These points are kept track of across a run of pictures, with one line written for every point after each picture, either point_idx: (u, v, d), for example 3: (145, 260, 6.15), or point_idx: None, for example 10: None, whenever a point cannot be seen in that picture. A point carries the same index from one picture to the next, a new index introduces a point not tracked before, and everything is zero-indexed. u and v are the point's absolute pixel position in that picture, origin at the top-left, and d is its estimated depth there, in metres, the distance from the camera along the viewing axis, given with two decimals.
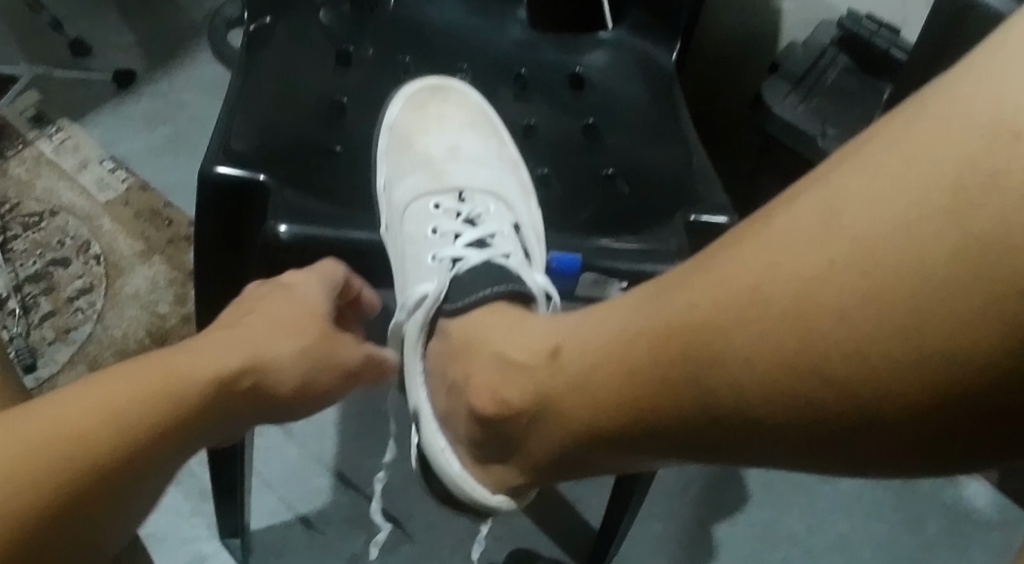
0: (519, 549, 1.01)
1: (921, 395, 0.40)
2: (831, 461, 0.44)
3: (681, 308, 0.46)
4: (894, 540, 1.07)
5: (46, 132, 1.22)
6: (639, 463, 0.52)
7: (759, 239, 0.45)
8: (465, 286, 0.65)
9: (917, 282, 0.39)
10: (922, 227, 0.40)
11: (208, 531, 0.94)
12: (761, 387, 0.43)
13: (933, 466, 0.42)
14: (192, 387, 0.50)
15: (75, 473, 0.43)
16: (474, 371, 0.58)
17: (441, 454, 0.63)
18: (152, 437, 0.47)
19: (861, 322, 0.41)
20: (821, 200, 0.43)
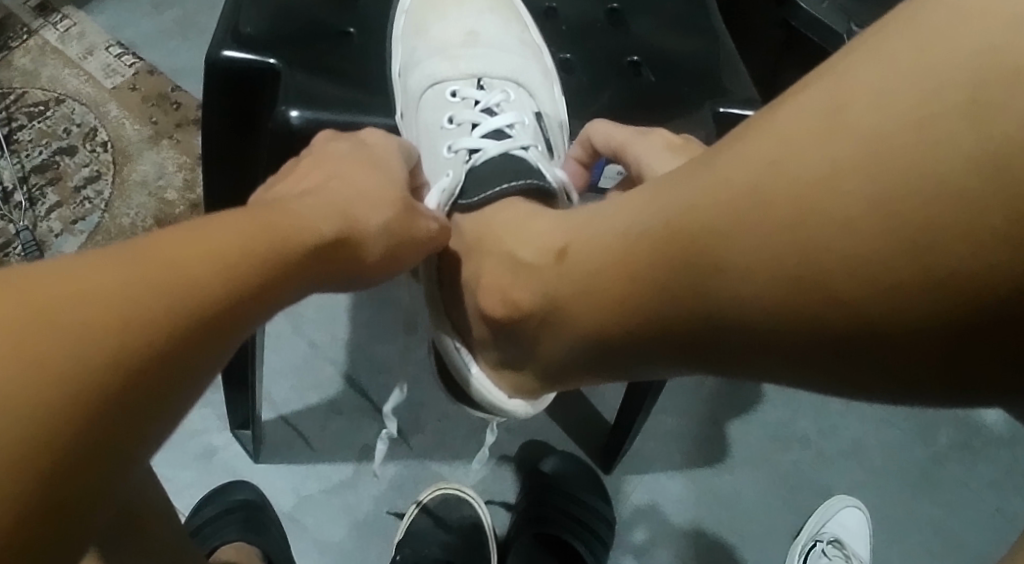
0: (534, 441, 1.01)
1: (930, 309, 0.36)
2: (842, 383, 0.41)
3: (682, 209, 0.43)
4: (907, 447, 1.06)
5: (51, 20, 1.16)
6: (648, 374, 0.49)
7: (765, 134, 0.41)
8: (480, 178, 0.60)
9: (928, 186, 0.36)
10: (937, 126, 0.36)
11: (220, 421, 0.96)
12: (761, 295, 0.40)
13: (945, 395, 0.38)
14: (260, 254, 0.43)
15: (121, 357, 0.36)
16: (486, 267, 0.55)
17: (457, 353, 0.59)
18: (218, 315, 0.40)
19: (868, 228, 0.37)
20: (832, 92, 0.39)
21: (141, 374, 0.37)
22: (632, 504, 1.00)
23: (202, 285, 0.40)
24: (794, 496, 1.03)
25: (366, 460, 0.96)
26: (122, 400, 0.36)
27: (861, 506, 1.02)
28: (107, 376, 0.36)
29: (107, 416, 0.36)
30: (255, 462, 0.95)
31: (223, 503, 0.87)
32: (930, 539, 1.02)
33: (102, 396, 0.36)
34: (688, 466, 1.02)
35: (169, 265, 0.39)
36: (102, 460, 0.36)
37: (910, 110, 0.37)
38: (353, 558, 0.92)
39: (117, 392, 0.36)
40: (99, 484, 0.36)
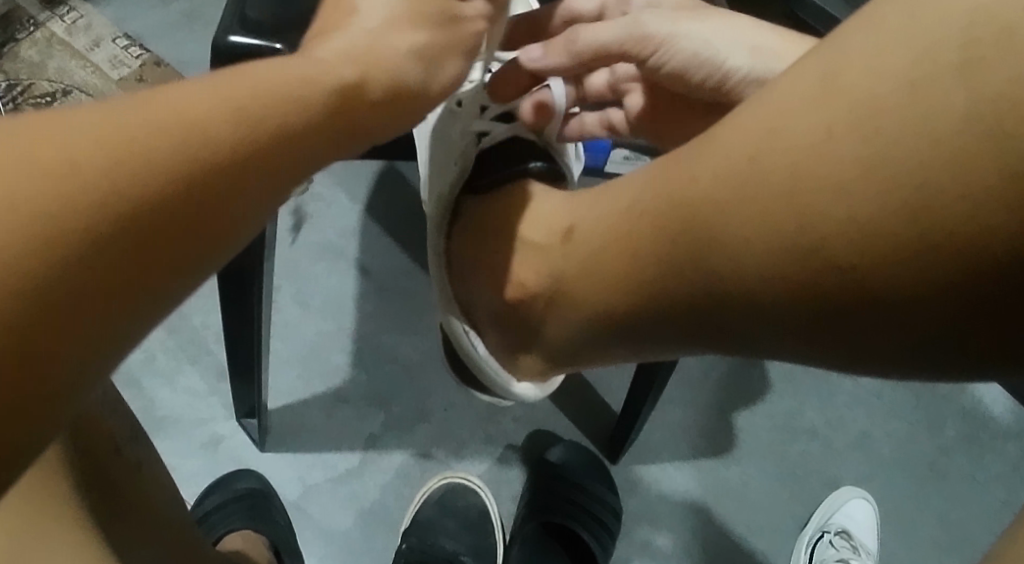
0: (541, 430, 1.01)
1: (937, 273, 0.35)
2: (851, 357, 0.40)
3: (682, 183, 0.42)
4: (914, 438, 1.06)
5: (58, 13, 1.16)
6: (658, 352, 0.48)
7: (760, 106, 0.41)
8: (489, 159, 0.59)
9: (922, 151, 0.35)
10: (933, 88, 0.35)
11: (226, 410, 0.96)
12: (760, 268, 0.39)
13: (960, 361, 0.37)
14: (270, 110, 0.38)
15: (106, 200, 0.33)
16: (492, 248, 0.55)
17: (465, 336, 0.60)
18: (214, 171, 0.36)
19: (866, 197, 0.36)
20: (827, 61, 0.39)
21: (123, 223, 0.33)
22: (639, 495, 1.00)
23: (194, 136, 0.35)
24: (801, 486, 1.03)
25: (372, 450, 0.96)
26: (101, 250, 0.32)
27: (869, 497, 1.01)
28: (86, 219, 0.32)
29: (114, 249, 0.33)
30: (261, 451, 0.95)
31: (231, 491, 0.88)
32: (938, 530, 1.01)
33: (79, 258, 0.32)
34: (695, 456, 1.02)
35: (187, 108, 0.36)
36: (82, 317, 0.32)
37: (907, 70, 0.36)
38: (359, 547, 0.93)
39: (98, 241, 0.32)
40: (81, 347, 0.32)
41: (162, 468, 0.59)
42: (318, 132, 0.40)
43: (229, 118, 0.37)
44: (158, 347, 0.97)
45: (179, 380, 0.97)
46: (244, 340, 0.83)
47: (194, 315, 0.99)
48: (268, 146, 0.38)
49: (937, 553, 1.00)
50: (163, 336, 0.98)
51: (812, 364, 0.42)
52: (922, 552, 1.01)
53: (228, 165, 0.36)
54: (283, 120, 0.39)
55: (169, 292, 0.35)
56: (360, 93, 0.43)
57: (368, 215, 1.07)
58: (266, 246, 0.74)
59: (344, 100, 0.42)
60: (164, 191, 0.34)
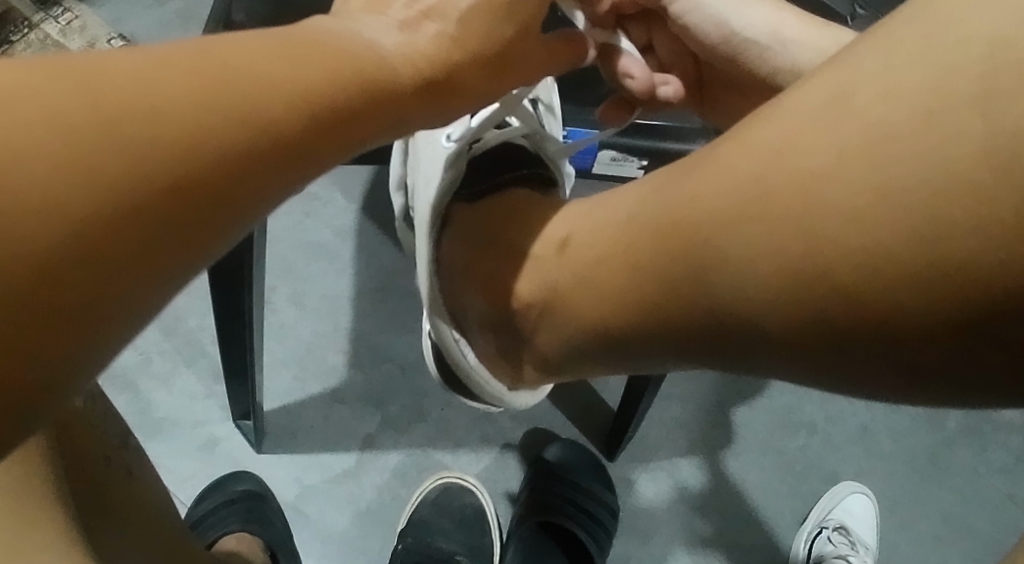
0: (538, 429, 1.00)
1: (939, 303, 0.34)
2: (847, 381, 0.39)
3: (686, 199, 0.42)
4: (913, 432, 1.06)
5: (53, 13, 1.16)
6: (652, 368, 0.48)
7: (768, 124, 0.40)
8: (485, 166, 0.58)
9: (931, 181, 0.34)
10: (947, 116, 0.34)
11: (223, 412, 0.96)
12: (762, 289, 0.39)
13: (955, 391, 0.37)
14: (305, 83, 0.37)
15: (141, 172, 0.32)
16: (488, 258, 0.54)
17: (456, 344, 0.59)
18: (243, 155, 0.35)
19: (873, 223, 0.35)
20: (836, 81, 0.38)
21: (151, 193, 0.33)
22: (638, 493, 1.00)
23: (227, 102, 0.35)
24: (799, 482, 1.03)
25: (369, 450, 0.97)
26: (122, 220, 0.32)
27: (868, 491, 1.02)
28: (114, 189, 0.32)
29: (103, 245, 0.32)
30: (258, 452, 0.96)
31: (227, 493, 0.88)
32: (938, 525, 1.01)
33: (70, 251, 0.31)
34: (693, 453, 1.02)
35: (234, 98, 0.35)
36: (93, 285, 0.31)
37: (920, 97, 0.35)
38: (357, 547, 0.93)
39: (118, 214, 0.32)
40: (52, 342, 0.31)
41: (154, 475, 0.59)
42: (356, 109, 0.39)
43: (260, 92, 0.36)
44: (154, 349, 0.97)
45: (175, 383, 0.97)
46: (239, 341, 0.83)
47: (190, 317, 0.99)
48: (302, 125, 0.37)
49: (937, 548, 1.01)
50: (159, 339, 0.98)
51: (805, 384, 0.42)
52: (921, 547, 1.01)
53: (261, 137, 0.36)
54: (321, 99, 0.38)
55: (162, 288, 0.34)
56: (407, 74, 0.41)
57: (364, 213, 1.07)
58: (257, 249, 0.74)
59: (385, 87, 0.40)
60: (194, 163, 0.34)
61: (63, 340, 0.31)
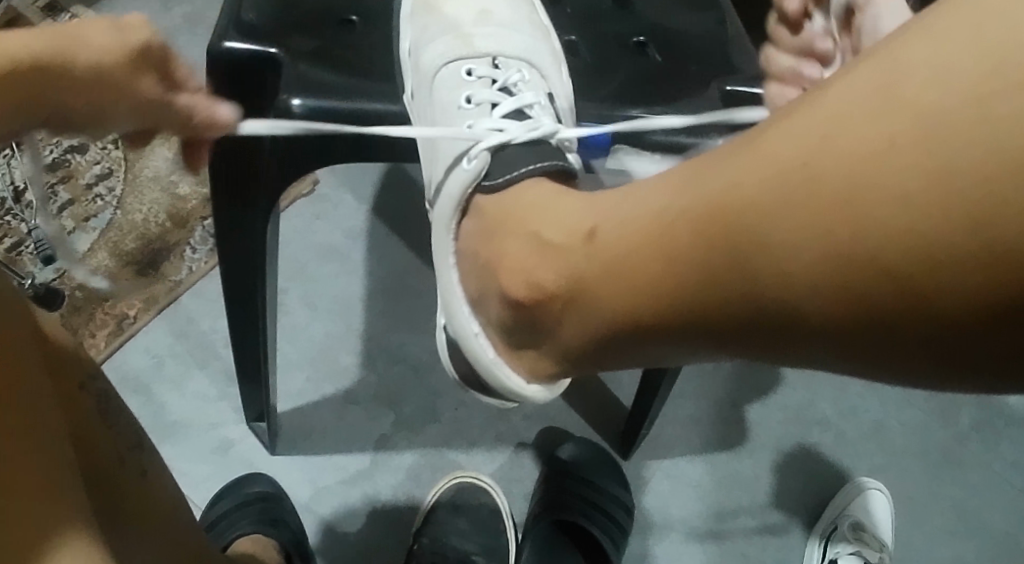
0: (552, 427, 1.00)
1: (992, 288, 0.34)
2: (891, 368, 0.39)
3: (724, 183, 0.41)
4: (928, 428, 1.05)
5: (59, 19, 1.14)
6: (686, 358, 0.48)
7: (812, 109, 0.39)
8: (505, 158, 0.57)
9: (987, 163, 0.34)
10: (997, 96, 0.34)
11: (236, 414, 0.96)
12: (807, 275, 0.38)
13: (1008, 377, 0.36)
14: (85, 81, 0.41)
15: None
16: (509, 249, 0.53)
17: (476, 339, 0.58)
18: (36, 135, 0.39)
19: (923, 208, 0.35)
20: (884, 66, 0.37)
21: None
22: (653, 490, 0.99)
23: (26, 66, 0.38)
24: (815, 478, 1.02)
25: (382, 450, 0.96)
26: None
27: (884, 489, 1.00)
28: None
29: None
30: (272, 454, 0.95)
31: (240, 495, 0.88)
32: (954, 519, 1.01)
33: None
34: (708, 450, 1.01)
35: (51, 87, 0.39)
36: None
37: (974, 76, 0.34)
38: (372, 547, 0.93)
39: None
40: None
41: (167, 473, 0.59)
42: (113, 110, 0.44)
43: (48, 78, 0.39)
44: (166, 352, 0.97)
45: (188, 385, 0.97)
46: (252, 342, 0.82)
47: (203, 320, 0.99)
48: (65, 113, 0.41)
49: (954, 542, 1.00)
50: (171, 342, 0.98)
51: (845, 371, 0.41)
52: (939, 542, 1.00)
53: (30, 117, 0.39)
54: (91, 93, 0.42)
55: None
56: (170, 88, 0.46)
57: (375, 215, 1.07)
58: (270, 249, 0.73)
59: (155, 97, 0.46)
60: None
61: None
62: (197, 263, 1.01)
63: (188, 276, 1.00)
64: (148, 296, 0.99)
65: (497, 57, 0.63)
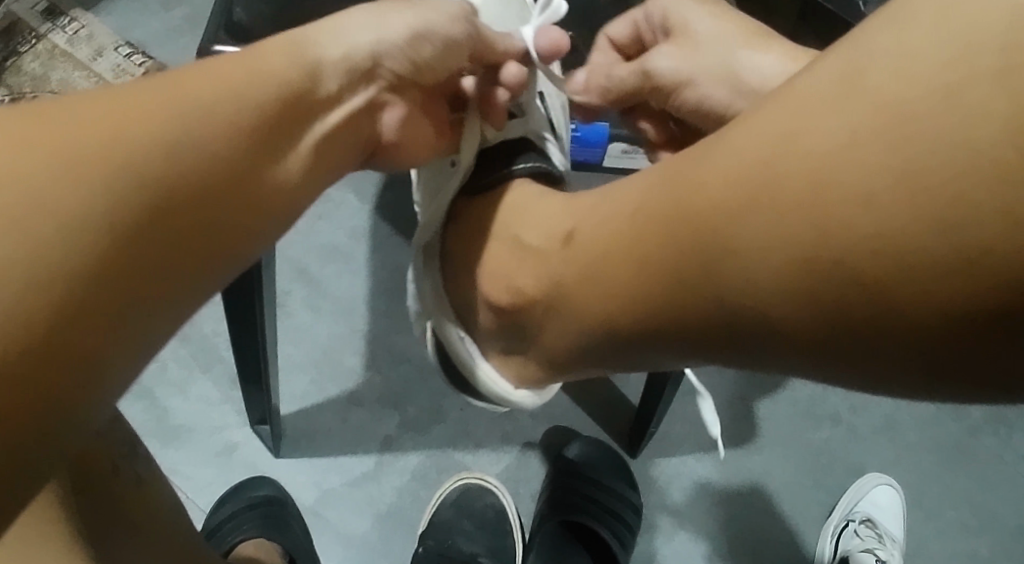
0: (558, 426, 0.99)
1: (962, 289, 0.33)
2: (868, 376, 0.38)
3: (693, 184, 0.40)
4: (939, 421, 1.03)
5: (59, 24, 1.14)
6: (668, 365, 0.47)
7: (781, 107, 0.39)
8: (488, 163, 0.59)
9: (954, 162, 0.33)
10: (969, 90, 0.33)
11: (240, 418, 0.96)
12: (776, 280, 0.37)
13: (986, 384, 0.35)
14: (217, 103, 0.43)
15: (146, 178, 0.39)
16: (494, 251, 0.52)
17: (461, 343, 0.57)
18: (199, 168, 0.42)
19: (892, 206, 0.34)
20: (851, 59, 0.37)
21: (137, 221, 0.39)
22: (660, 490, 0.98)
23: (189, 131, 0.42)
24: (824, 475, 1.01)
25: (387, 451, 0.96)
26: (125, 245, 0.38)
27: (893, 483, 0.99)
28: (87, 242, 0.37)
29: (135, 231, 0.39)
30: (276, 457, 0.95)
31: (244, 499, 0.88)
32: (967, 515, 0.99)
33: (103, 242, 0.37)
34: (716, 448, 1.00)
35: (205, 121, 0.43)
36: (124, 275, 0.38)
37: (942, 72, 0.33)
38: (377, 550, 0.92)
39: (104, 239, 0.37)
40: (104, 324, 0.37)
41: (168, 485, 0.61)
42: (278, 121, 0.46)
43: (184, 119, 0.42)
44: (169, 356, 0.97)
45: (190, 389, 0.96)
46: (252, 346, 0.82)
47: (205, 323, 0.99)
48: (228, 150, 0.43)
49: (966, 538, 0.98)
50: (174, 346, 0.98)
51: (824, 381, 0.40)
52: (949, 537, 0.98)
53: (203, 166, 0.42)
54: (257, 114, 0.45)
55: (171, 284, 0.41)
56: (319, 86, 0.49)
57: (378, 214, 1.06)
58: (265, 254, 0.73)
59: (307, 93, 0.48)
60: (156, 197, 0.40)
61: (86, 377, 0.36)
62: None
63: None
64: None
65: None
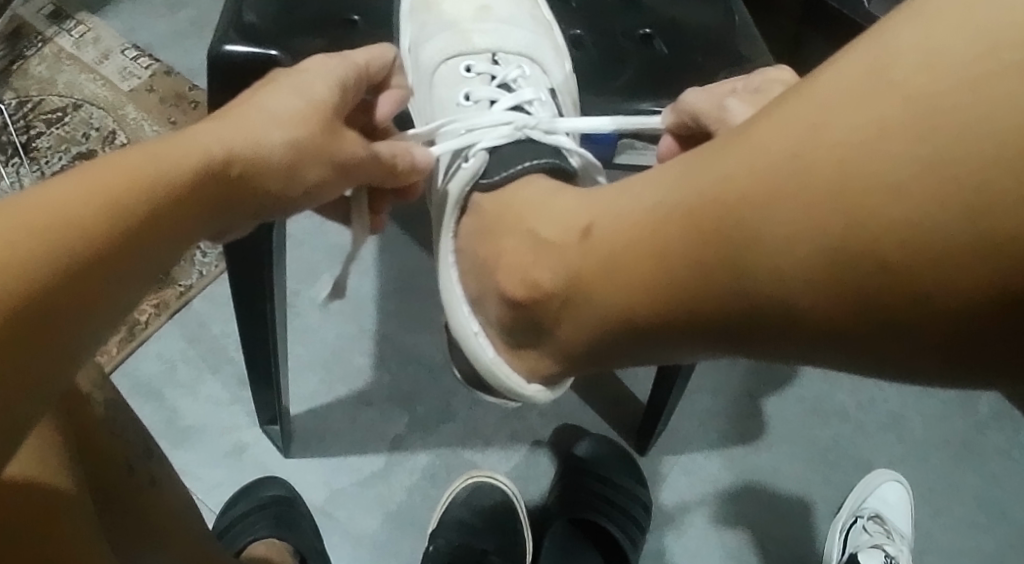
0: (567, 424, 1.00)
1: (989, 278, 0.33)
2: (892, 367, 0.38)
3: (717, 176, 0.40)
4: (948, 417, 1.03)
5: (66, 27, 1.14)
6: (687, 358, 0.47)
7: (803, 99, 0.39)
8: (504, 157, 0.57)
9: (980, 154, 0.33)
10: (996, 84, 0.33)
11: (249, 418, 0.96)
12: (803, 270, 0.37)
13: (1009, 372, 0.35)
14: (181, 163, 0.42)
15: (117, 215, 0.38)
16: (508, 245, 0.52)
17: (475, 338, 0.57)
18: (161, 210, 0.41)
19: (920, 195, 0.34)
20: (873, 51, 0.37)
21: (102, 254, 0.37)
22: (670, 487, 0.98)
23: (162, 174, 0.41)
24: (833, 471, 1.01)
25: (397, 451, 0.96)
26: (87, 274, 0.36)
27: (903, 480, 0.99)
28: (49, 270, 0.35)
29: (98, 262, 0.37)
30: (286, 457, 0.95)
31: (255, 499, 0.88)
32: (975, 511, 0.99)
33: (65, 267, 0.35)
34: (726, 445, 1.00)
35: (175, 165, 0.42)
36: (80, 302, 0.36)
37: (967, 65, 0.34)
38: (388, 549, 0.92)
39: (60, 281, 0.35)
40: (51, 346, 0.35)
41: (181, 485, 0.61)
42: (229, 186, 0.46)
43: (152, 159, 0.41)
44: (178, 357, 0.97)
45: (200, 390, 0.97)
46: (262, 347, 0.82)
47: (214, 324, 0.99)
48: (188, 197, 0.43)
49: (976, 534, 0.98)
50: (183, 347, 0.98)
51: (846, 372, 0.41)
52: (959, 533, 0.98)
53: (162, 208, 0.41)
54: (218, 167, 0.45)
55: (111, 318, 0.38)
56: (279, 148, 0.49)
57: (386, 215, 1.06)
58: (275, 253, 0.73)
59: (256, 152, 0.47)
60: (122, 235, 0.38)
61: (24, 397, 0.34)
62: (207, 267, 1.01)
63: (199, 281, 1.00)
64: (160, 302, 0.99)
65: (497, 53, 0.66)
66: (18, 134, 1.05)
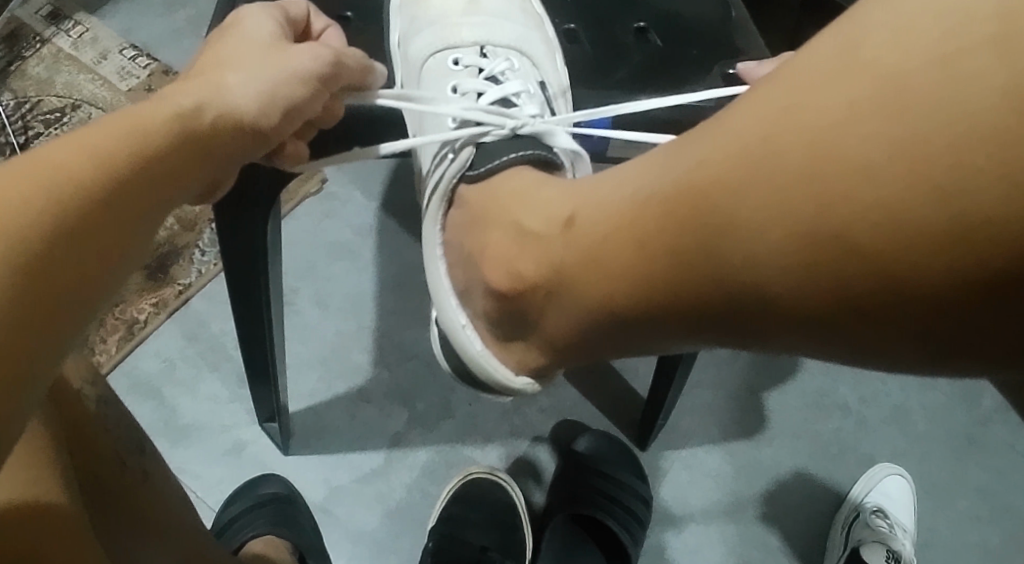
0: (567, 420, 0.99)
1: (960, 255, 0.34)
2: (868, 352, 0.38)
3: (694, 161, 0.40)
4: (950, 411, 1.03)
5: (64, 27, 1.14)
6: (670, 347, 0.47)
7: (778, 83, 0.39)
8: (489, 150, 0.56)
9: (954, 133, 0.33)
10: (966, 60, 0.33)
11: (248, 416, 0.96)
12: (777, 253, 0.38)
13: (983, 354, 0.36)
14: (148, 135, 0.42)
15: (89, 193, 0.38)
16: (493, 238, 0.52)
17: (463, 331, 0.57)
18: (124, 187, 0.40)
19: (895, 174, 0.35)
20: (845, 33, 0.37)
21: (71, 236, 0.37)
22: (670, 482, 0.98)
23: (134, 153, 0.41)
24: (835, 465, 1.00)
25: (397, 448, 0.96)
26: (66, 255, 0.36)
27: (904, 473, 0.98)
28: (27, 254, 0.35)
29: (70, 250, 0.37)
30: (285, 454, 0.95)
31: (254, 497, 0.88)
32: (977, 504, 0.99)
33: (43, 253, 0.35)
34: (726, 440, 1.00)
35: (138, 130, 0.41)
36: (67, 289, 0.36)
37: (937, 41, 0.34)
38: (386, 546, 0.92)
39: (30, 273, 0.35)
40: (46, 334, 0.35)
41: (175, 481, 0.61)
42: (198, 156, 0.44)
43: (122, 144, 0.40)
44: (177, 356, 0.98)
45: (199, 388, 0.97)
46: (260, 345, 0.82)
47: (213, 322, 0.99)
48: (161, 170, 0.42)
49: (977, 528, 0.98)
50: (182, 345, 0.98)
51: (825, 359, 0.41)
52: (962, 526, 0.98)
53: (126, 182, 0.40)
54: (185, 145, 0.43)
55: (67, 321, 0.36)
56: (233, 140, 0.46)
57: (385, 213, 1.06)
58: (271, 252, 0.73)
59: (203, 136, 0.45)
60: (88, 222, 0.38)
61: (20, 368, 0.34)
62: (206, 265, 1.02)
63: (197, 279, 1.01)
64: (158, 300, 0.99)
65: (485, 46, 0.65)
66: (17, 135, 1.06)
